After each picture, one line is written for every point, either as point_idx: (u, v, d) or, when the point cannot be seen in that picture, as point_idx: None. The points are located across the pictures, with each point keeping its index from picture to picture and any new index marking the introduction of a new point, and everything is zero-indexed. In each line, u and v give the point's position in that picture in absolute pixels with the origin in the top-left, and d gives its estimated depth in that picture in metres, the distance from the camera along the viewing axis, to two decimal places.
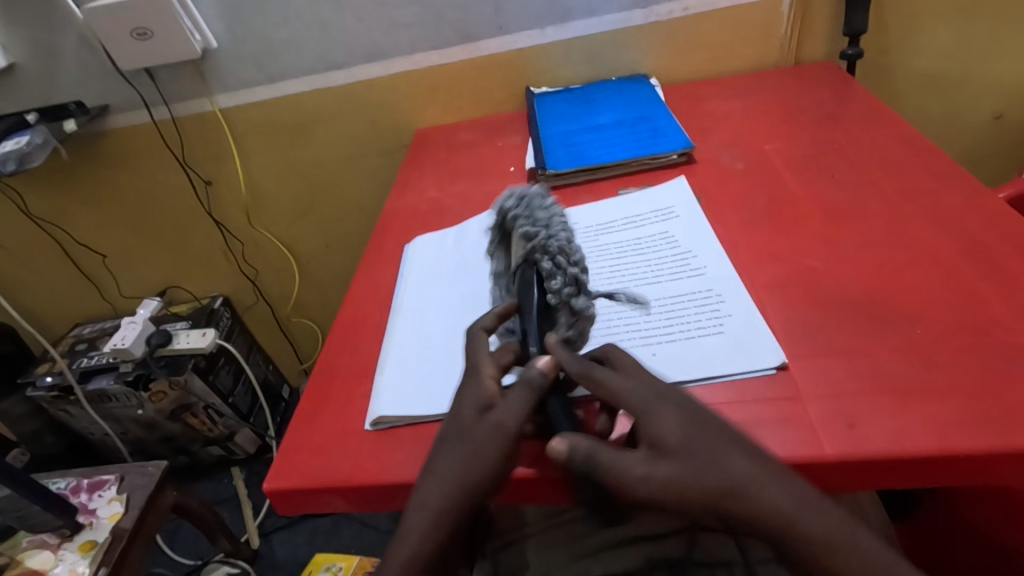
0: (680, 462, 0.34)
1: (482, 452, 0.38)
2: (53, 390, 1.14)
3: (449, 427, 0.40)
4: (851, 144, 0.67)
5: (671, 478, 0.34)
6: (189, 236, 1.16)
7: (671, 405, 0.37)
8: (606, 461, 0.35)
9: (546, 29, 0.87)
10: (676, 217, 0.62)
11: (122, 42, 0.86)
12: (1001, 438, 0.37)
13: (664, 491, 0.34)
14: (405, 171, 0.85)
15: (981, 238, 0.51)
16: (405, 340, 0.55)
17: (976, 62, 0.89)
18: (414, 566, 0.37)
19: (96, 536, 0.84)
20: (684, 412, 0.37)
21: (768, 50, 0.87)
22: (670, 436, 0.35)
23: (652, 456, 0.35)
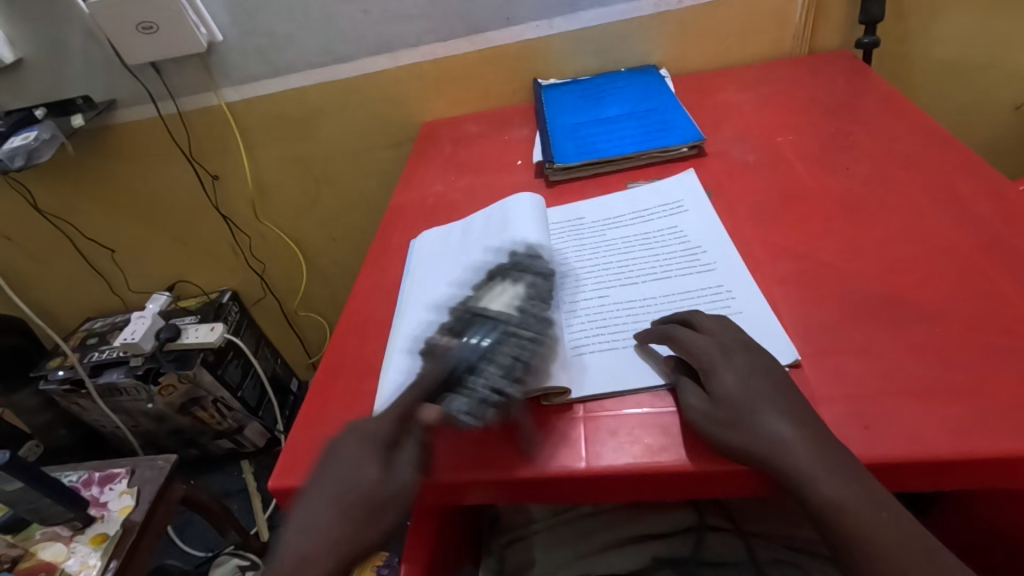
0: (724, 405, 0.40)
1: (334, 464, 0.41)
2: (65, 383, 1.16)
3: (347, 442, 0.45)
4: (866, 137, 0.65)
5: (712, 416, 0.40)
6: (196, 230, 1.16)
7: (734, 361, 0.42)
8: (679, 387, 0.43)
9: (554, 19, 0.85)
10: (685, 212, 0.61)
11: (128, 36, 0.86)
12: (1019, 441, 0.36)
13: (706, 425, 0.40)
14: (410, 165, 0.84)
15: (1001, 234, 0.50)
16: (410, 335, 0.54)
17: (997, 50, 0.87)
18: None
19: (107, 529, 0.85)
20: (748, 369, 0.41)
21: (780, 39, 0.85)
22: (728, 386, 0.41)
23: (708, 398, 0.41)
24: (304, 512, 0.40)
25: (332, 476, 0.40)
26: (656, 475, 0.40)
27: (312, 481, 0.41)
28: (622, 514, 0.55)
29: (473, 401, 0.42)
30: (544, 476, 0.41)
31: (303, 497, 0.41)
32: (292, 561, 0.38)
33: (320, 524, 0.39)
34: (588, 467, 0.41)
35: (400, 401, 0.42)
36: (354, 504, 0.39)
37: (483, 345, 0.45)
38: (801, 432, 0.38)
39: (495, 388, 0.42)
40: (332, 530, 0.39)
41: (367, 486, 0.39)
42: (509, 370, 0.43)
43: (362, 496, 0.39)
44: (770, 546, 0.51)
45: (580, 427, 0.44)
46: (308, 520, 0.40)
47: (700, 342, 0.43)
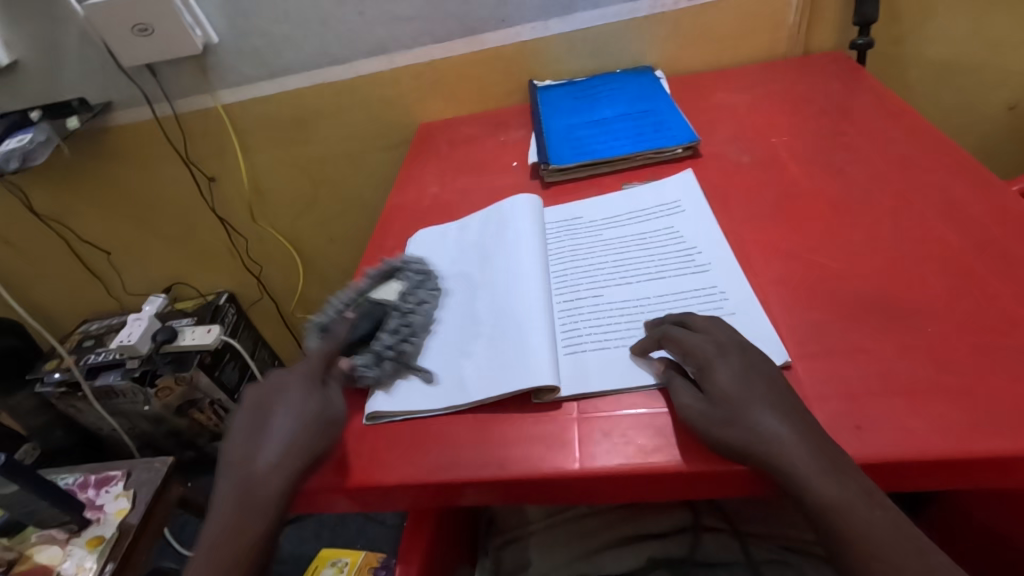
0: (718, 405, 0.40)
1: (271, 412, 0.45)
2: (61, 385, 1.15)
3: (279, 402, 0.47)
4: (860, 138, 0.66)
5: (706, 416, 0.40)
6: (193, 232, 1.16)
7: (728, 360, 0.42)
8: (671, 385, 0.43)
9: (549, 21, 0.85)
10: (681, 212, 0.61)
11: (123, 38, 0.86)
12: (1010, 440, 0.36)
13: (701, 424, 0.40)
14: (406, 167, 0.84)
15: (994, 234, 0.50)
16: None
17: (991, 51, 0.87)
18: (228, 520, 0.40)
19: (103, 532, 0.85)
20: (741, 367, 0.41)
21: (775, 40, 0.86)
22: (721, 385, 0.41)
23: (701, 397, 0.41)
24: (253, 440, 0.43)
25: (279, 406, 0.45)
26: (650, 475, 0.40)
27: (255, 416, 0.45)
28: (617, 515, 0.55)
29: (371, 360, 0.50)
30: (538, 477, 0.41)
31: (249, 428, 0.44)
32: (242, 481, 0.41)
33: (274, 447, 0.43)
34: (583, 467, 0.41)
35: (321, 352, 0.49)
36: (300, 427, 0.43)
37: (372, 322, 0.52)
38: (794, 432, 0.38)
39: (391, 345, 0.51)
40: (280, 451, 0.42)
41: (313, 413, 0.44)
42: (403, 335, 0.52)
43: (302, 418, 0.44)
44: (765, 546, 0.51)
45: (575, 428, 0.44)
46: (255, 447, 0.43)
47: (695, 341, 0.43)
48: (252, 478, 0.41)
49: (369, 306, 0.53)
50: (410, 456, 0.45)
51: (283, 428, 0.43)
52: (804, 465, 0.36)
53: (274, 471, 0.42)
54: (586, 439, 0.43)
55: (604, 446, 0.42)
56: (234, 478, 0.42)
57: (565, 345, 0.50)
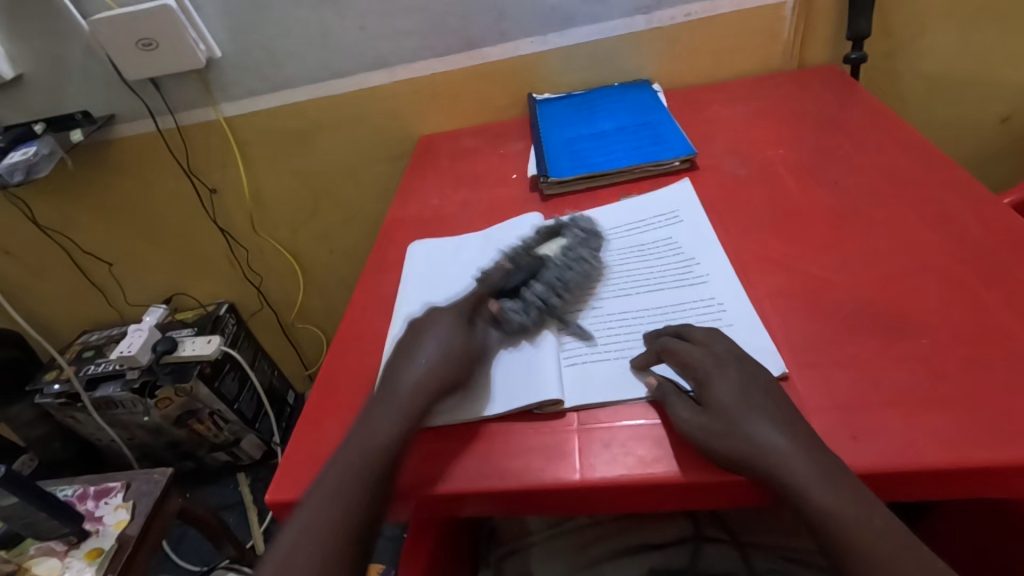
0: (716, 418, 0.40)
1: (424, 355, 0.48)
2: (60, 396, 1.15)
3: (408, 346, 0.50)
4: (855, 150, 0.67)
5: (704, 429, 0.40)
6: (194, 242, 1.17)
7: (727, 374, 0.42)
8: (670, 399, 0.43)
9: (548, 36, 0.87)
10: (680, 224, 0.62)
11: (127, 52, 0.87)
12: (1004, 449, 0.37)
13: (699, 437, 0.40)
14: (407, 179, 0.85)
15: (986, 246, 0.51)
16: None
17: (982, 64, 0.89)
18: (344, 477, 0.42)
19: (101, 544, 0.85)
20: (740, 381, 0.42)
21: (770, 54, 0.87)
22: (719, 398, 0.41)
23: (700, 410, 0.42)
24: (397, 374, 0.47)
25: (433, 339, 0.49)
26: (649, 486, 0.41)
27: (404, 350, 0.49)
28: (618, 525, 0.55)
29: (520, 307, 0.53)
30: (538, 488, 0.42)
31: (394, 364, 0.48)
32: (368, 427, 0.44)
33: (415, 378, 0.46)
34: (582, 478, 0.42)
35: (473, 293, 0.53)
36: (445, 358, 0.47)
37: (527, 271, 0.56)
38: (790, 442, 0.38)
39: (544, 293, 0.54)
40: (428, 369, 0.46)
41: (459, 344, 0.48)
42: (557, 287, 0.54)
43: (458, 347, 0.48)
44: (765, 556, 0.51)
45: (574, 439, 0.44)
46: (399, 379, 0.46)
47: (694, 354, 0.44)
48: (373, 426, 0.44)
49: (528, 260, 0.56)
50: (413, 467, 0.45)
51: (427, 356, 0.47)
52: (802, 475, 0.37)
53: (403, 399, 0.45)
54: (586, 450, 0.43)
55: (604, 458, 0.42)
56: (388, 408, 0.45)
57: (564, 356, 0.50)
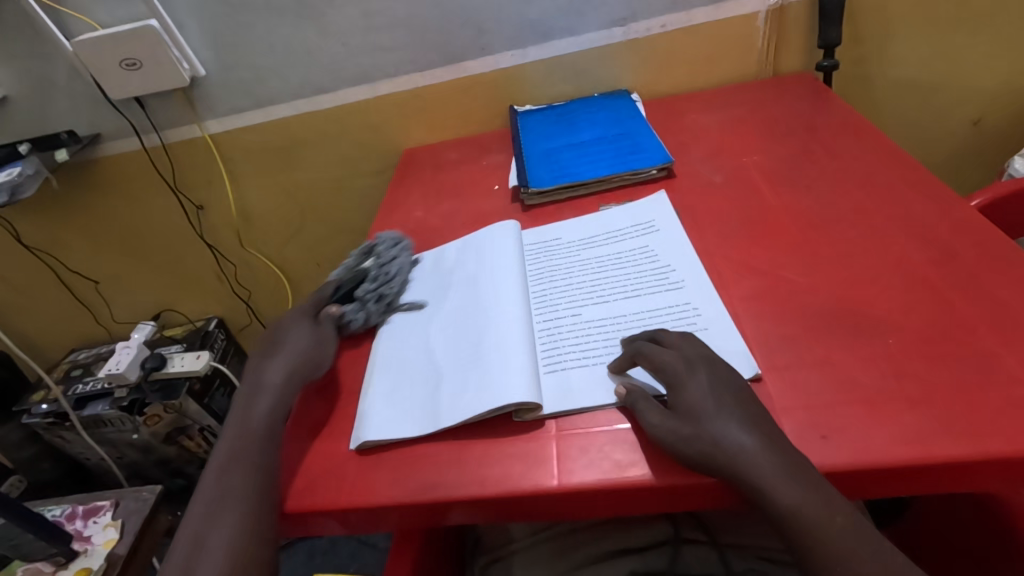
0: (685, 420, 0.41)
1: (288, 356, 0.54)
2: (48, 416, 1.15)
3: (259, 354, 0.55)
4: (826, 156, 0.68)
5: (674, 430, 0.41)
6: (181, 259, 1.17)
7: (698, 377, 0.43)
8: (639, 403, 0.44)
9: (528, 49, 0.88)
10: (656, 231, 0.63)
11: (111, 72, 0.88)
12: (967, 445, 0.38)
13: (668, 438, 0.41)
14: (391, 192, 0.86)
15: (952, 247, 0.52)
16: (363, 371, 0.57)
17: (951, 70, 0.91)
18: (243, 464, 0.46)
19: (90, 563, 0.85)
20: (712, 383, 0.43)
21: (746, 62, 0.89)
22: (690, 401, 0.42)
23: (668, 413, 0.43)
24: (251, 393, 0.52)
25: (277, 356, 0.54)
26: (624, 490, 0.42)
27: (252, 379, 0.53)
28: (600, 530, 0.56)
29: (354, 309, 0.60)
30: (517, 494, 0.42)
31: (246, 391, 0.52)
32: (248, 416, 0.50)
33: (269, 391, 0.51)
34: (560, 483, 0.42)
35: (313, 301, 0.60)
36: (290, 365, 0.53)
37: (354, 279, 0.63)
38: (755, 443, 0.39)
39: (370, 297, 0.61)
40: (286, 365, 0.53)
41: (300, 347, 0.54)
42: (383, 286, 0.62)
43: (308, 348, 0.55)
44: (743, 557, 0.52)
45: (553, 445, 0.45)
46: (253, 397, 0.51)
47: (665, 357, 0.45)
48: (253, 414, 0.50)
49: (349, 274, 0.63)
50: (395, 477, 0.46)
51: (287, 358, 0.54)
52: (767, 474, 0.38)
53: (270, 386, 0.52)
54: (565, 459, 0.44)
55: (580, 464, 0.43)
56: (242, 424, 0.49)
57: (545, 364, 0.51)
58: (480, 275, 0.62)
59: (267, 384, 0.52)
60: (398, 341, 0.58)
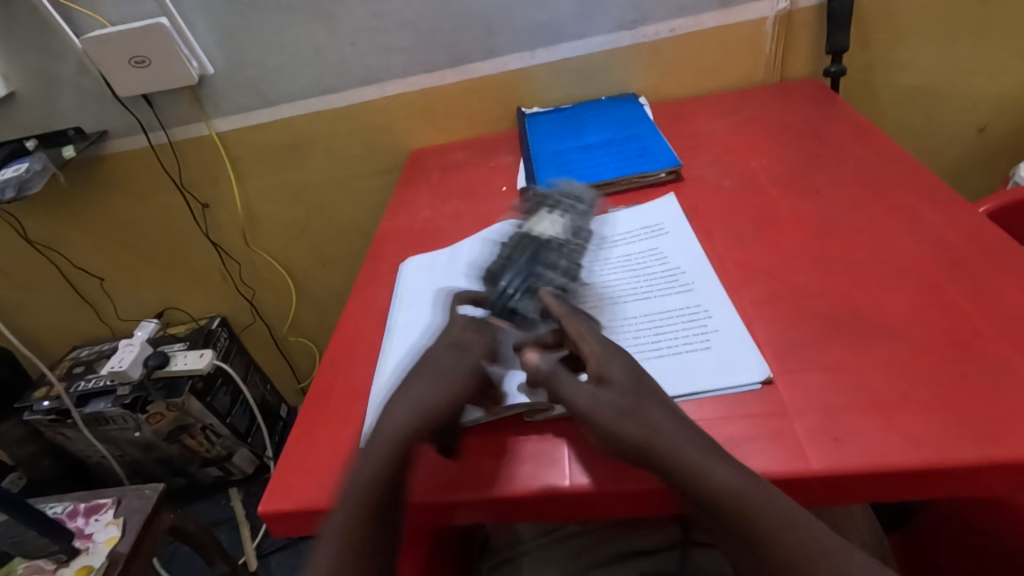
0: (618, 391, 0.42)
1: (447, 379, 0.44)
2: (50, 413, 1.15)
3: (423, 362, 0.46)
4: (835, 161, 0.68)
5: (613, 400, 0.42)
6: (186, 257, 1.17)
7: (619, 355, 0.45)
8: (560, 374, 0.43)
9: (536, 51, 0.89)
10: (665, 234, 0.63)
11: (120, 70, 0.88)
12: (979, 450, 0.38)
13: (608, 408, 0.41)
14: (399, 192, 0.86)
15: (962, 252, 0.52)
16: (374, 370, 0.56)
17: (957, 77, 0.91)
18: (361, 512, 0.40)
19: (92, 561, 0.84)
20: (628, 362, 0.45)
21: (753, 67, 0.89)
22: (613, 374, 0.43)
23: (597, 385, 0.43)
24: (390, 405, 0.44)
25: (420, 362, 0.46)
26: (636, 492, 0.41)
27: (398, 384, 0.45)
28: (609, 533, 0.56)
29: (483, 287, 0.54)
30: (528, 495, 0.42)
31: (389, 401, 0.45)
32: (382, 449, 0.41)
33: (404, 411, 0.43)
34: (572, 485, 0.42)
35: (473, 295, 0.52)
36: (439, 391, 0.43)
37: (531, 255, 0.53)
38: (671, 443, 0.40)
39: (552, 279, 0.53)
40: (442, 391, 0.43)
41: (468, 371, 0.44)
42: (548, 263, 0.54)
43: (462, 371, 0.44)
44: None
45: (564, 446, 0.45)
46: (391, 409, 0.43)
47: (588, 332, 0.46)
48: (386, 445, 0.41)
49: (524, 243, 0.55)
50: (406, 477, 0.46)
51: (453, 355, 0.45)
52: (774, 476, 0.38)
53: (405, 420, 0.42)
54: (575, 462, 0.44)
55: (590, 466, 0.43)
56: (375, 454, 0.41)
57: None
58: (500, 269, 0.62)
59: (450, 393, 0.43)
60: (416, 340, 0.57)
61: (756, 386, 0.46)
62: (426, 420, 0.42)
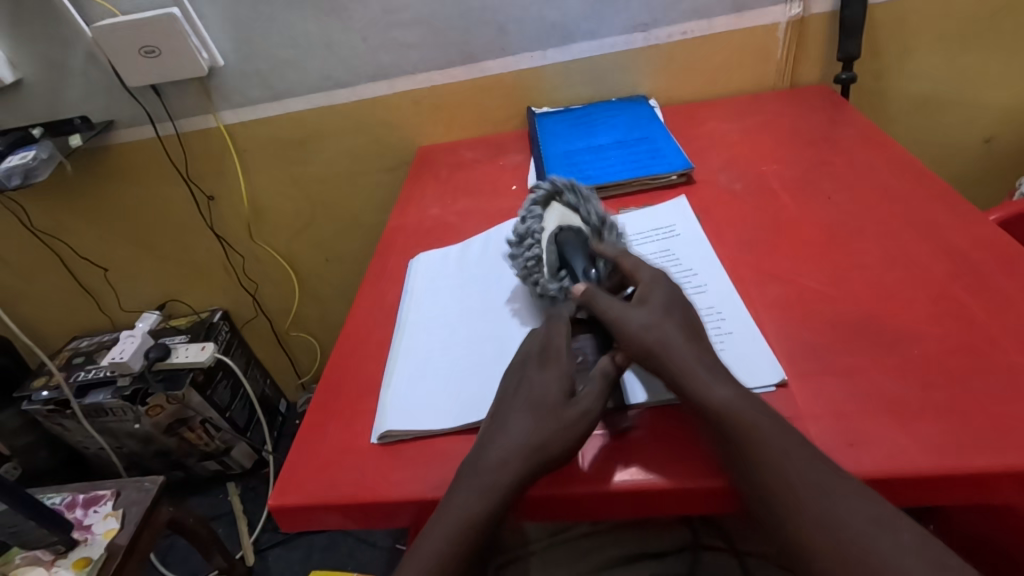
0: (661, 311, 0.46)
1: (561, 423, 0.43)
2: (49, 403, 1.14)
3: (515, 397, 0.45)
4: (845, 167, 0.69)
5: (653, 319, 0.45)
6: (189, 249, 1.16)
7: (655, 280, 0.49)
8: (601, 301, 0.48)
9: (548, 51, 0.88)
10: (677, 235, 0.63)
11: (129, 59, 0.87)
12: (994, 458, 0.38)
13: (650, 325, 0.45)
14: (407, 189, 0.86)
15: (975, 260, 0.52)
16: (386, 365, 0.56)
17: (965, 87, 0.92)
18: (449, 545, 0.40)
19: (90, 553, 0.84)
20: (667, 290, 0.48)
21: (764, 72, 0.89)
22: (650, 296, 0.47)
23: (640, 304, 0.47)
24: (488, 436, 0.44)
25: (517, 392, 0.46)
26: (649, 492, 0.41)
27: (496, 410, 0.46)
28: (618, 533, 0.56)
29: (556, 286, 0.54)
30: (547, 493, 0.43)
31: (483, 431, 0.45)
32: (484, 478, 0.41)
33: (511, 449, 0.42)
34: (588, 483, 0.43)
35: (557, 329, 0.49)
36: (546, 435, 0.42)
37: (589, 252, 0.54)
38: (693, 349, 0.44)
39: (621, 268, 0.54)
40: (545, 434, 0.42)
41: (576, 416, 0.43)
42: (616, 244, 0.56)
43: (563, 420, 0.43)
44: (763, 565, 0.52)
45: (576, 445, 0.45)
46: (490, 443, 0.43)
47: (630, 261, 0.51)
48: (489, 475, 0.41)
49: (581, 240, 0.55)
50: (418, 473, 0.46)
51: (559, 381, 0.45)
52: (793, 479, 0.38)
53: (513, 459, 0.42)
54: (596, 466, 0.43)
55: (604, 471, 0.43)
56: (474, 489, 0.41)
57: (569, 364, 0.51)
58: (515, 267, 0.63)
59: (565, 430, 0.42)
60: (430, 337, 0.57)
61: (771, 388, 0.46)
62: (536, 460, 0.42)
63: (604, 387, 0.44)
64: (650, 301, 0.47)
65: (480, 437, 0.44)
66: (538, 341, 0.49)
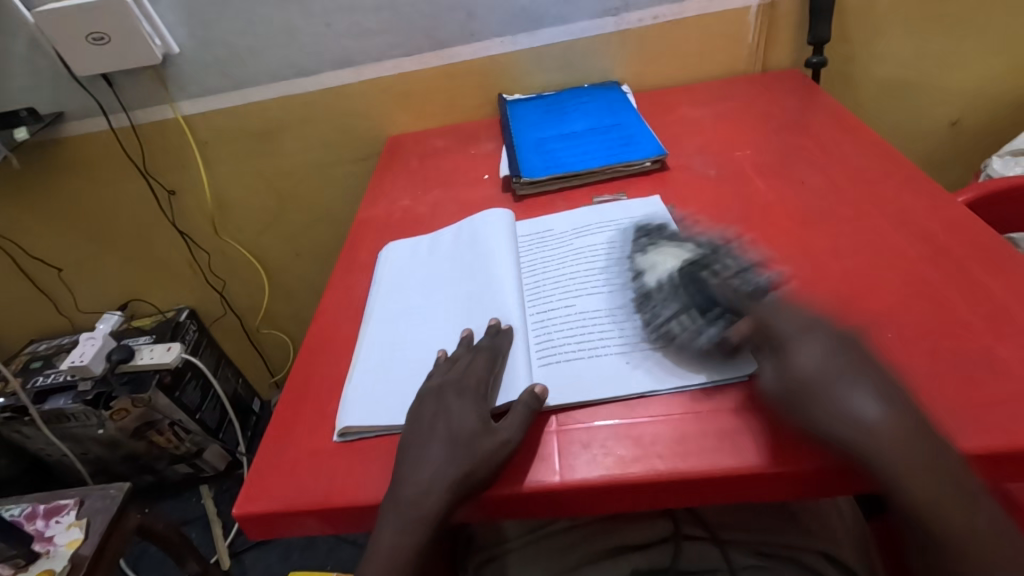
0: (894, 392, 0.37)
1: (479, 450, 0.42)
2: (5, 411, 1.09)
3: (427, 422, 0.45)
4: (819, 152, 0.68)
5: (893, 423, 0.36)
6: (150, 245, 1.12)
7: (819, 338, 0.40)
8: (800, 361, 0.40)
9: (517, 36, 0.86)
10: (651, 225, 0.62)
11: (76, 47, 0.82)
12: (975, 441, 0.38)
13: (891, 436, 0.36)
14: (376, 180, 0.83)
15: (946, 244, 0.53)
16: (351, 358, 0.55)
17: (931, 71, 0.93)
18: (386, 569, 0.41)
19: (53, 565, 0.80)
20: (833, 344, 0.40)
21: (736, 57, 0.89)
22: (809, 365, 0.39)
23: (877, 400, 0.37)
24: (406, 464, 0.43)
25: (436, 418, 0.45)
26: (628, 487, 0.41)
27: (412, 435, 0.44)
28: (598, 526, 0.56)
29: (713, 329, 0.46)
30: (517, 493, 0.42)
31: (401, 457, 0.44)
32: (408, 501, 0.41)
33: (430, 474, 0.42)
34: (563, 480, 0.42)
35: (779, 362, 0.41)
36: (460, 464, 0.42)
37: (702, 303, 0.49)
38: (848, 362, 0.39)
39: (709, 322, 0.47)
40: (460, 460, 0.42)
41: (484, 440, 0.42)
42: (676, 309, 0.49)
43: (477, 446, 0.42)
44: (742, 553, 0.52)
45: (551, 440, 0.44)
46: (409, 471, 0.42)
47: (775, 320, 0.42)
48: (413, 502, 0.41)
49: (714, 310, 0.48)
50: (387, 474, 0.45)
51: (478, 412, 0.45)
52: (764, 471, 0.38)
53: (437, 487, 0.41)
54: (570, 464, 0.42)
55: (582, 471, 0.42)
56: (404, 515, 0.41)
57: (539, 357, 0.50)
58: (495, 254, 0.61)
59: (484, 462, 0.41)
60: (394, 331, 0.56)
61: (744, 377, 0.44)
62: (457, 488, 0.41)
63: (526, 418, 0.43)
64: (810, 369, 0.39)
65: (396, 463, 0.44)
66: (460, 367, 0.48)
